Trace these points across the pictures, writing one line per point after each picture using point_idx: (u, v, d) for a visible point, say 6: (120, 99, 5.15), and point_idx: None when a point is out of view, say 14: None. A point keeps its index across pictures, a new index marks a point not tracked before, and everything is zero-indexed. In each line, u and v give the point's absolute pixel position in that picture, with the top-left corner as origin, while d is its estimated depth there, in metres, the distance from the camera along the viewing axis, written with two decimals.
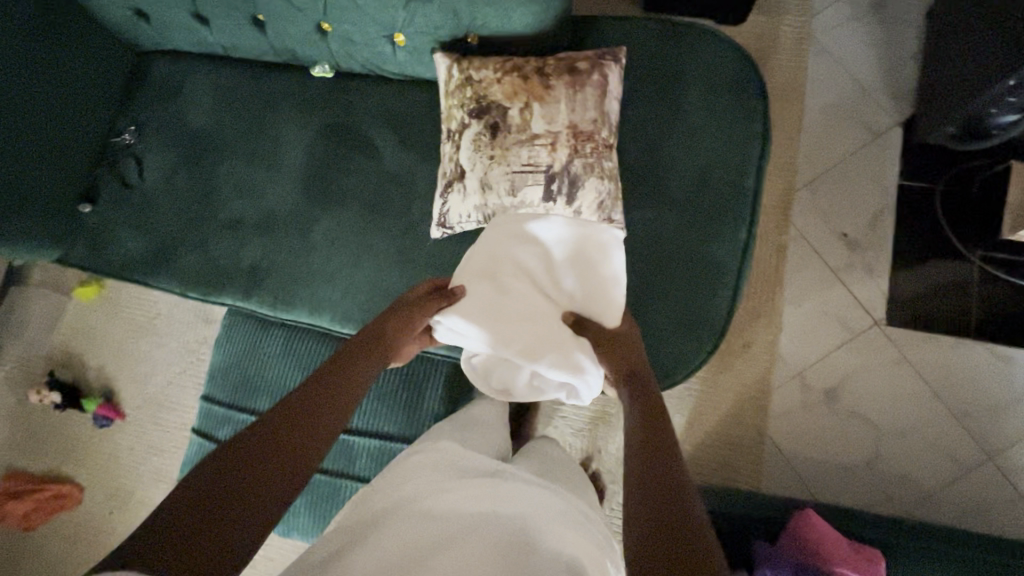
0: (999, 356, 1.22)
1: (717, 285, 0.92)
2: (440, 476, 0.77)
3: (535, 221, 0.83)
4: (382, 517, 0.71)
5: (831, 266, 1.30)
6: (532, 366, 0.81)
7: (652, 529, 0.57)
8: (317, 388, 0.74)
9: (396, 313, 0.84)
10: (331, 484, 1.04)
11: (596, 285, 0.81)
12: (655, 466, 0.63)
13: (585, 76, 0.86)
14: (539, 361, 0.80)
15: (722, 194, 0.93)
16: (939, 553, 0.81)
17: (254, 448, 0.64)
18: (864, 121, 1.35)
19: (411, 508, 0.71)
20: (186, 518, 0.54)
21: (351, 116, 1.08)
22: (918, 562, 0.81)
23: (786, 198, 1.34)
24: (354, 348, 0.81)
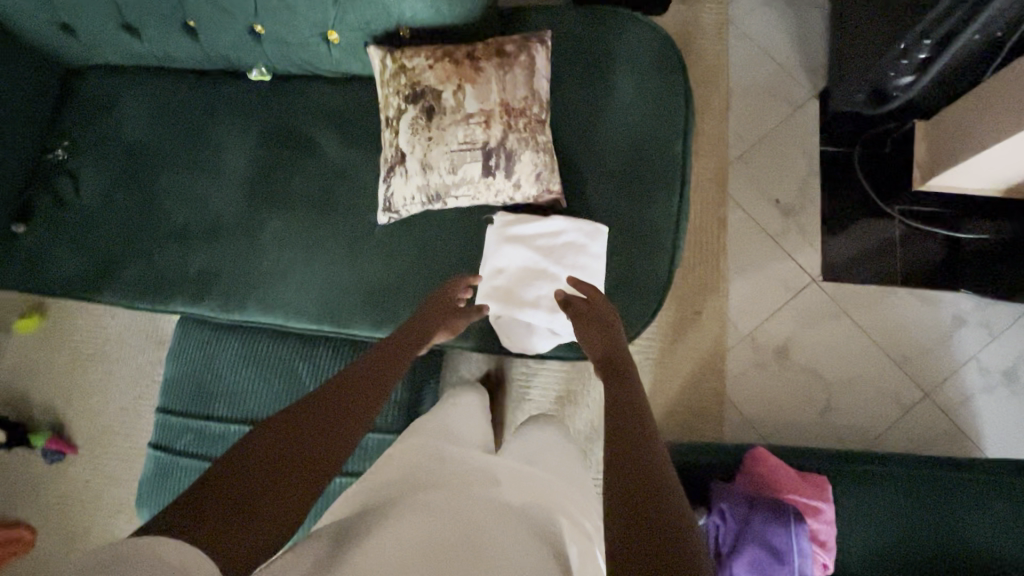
0: (925, 297, 1.31)
1: (657, 247, 0.96)
2: (445, 471, 0.70)
3: (522, 218, 0.90)
4: (384, 509, 0.62)
5: (769, 232, 1.38)
6: (554, 327, 0.87)
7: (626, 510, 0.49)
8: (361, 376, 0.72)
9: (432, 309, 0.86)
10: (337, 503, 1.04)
11: (582, 248, 0.88)
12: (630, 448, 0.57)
13: (512, 57, 0.90)
14: (558, 323, 0.87)
15: (654, 163, 0.99)
16: (884, 475, 0.85)
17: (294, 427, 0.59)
18: (784, 96, 1.44)
19: (422, 499, 0.63)
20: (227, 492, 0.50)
21: (292, 117, 1.08)
22: (864, 486, 0.85)
23: (721, 172, 1.42)
24: (396, 343, 0.80)
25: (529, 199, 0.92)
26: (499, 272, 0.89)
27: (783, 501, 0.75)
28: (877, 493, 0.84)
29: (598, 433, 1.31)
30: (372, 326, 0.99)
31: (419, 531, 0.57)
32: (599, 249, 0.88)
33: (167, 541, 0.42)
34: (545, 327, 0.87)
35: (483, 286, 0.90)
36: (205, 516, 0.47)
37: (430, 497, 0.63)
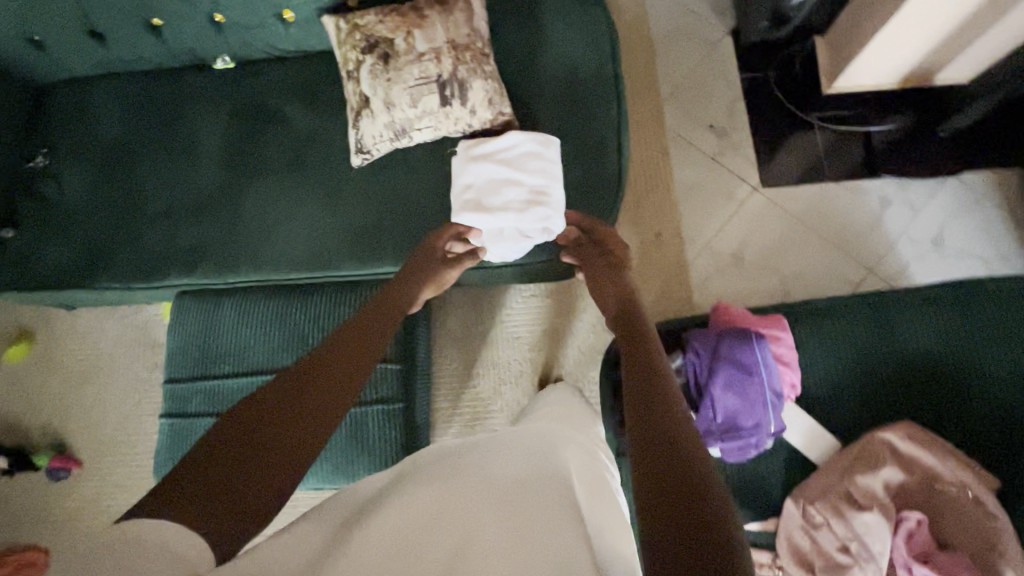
0: (853, 189, 1.46)
1: (606, 153, 1.08)
2: (467, 448, 0.68)
3: (481, 140, 1.00)
4: (394, 491, 0.59)
5: (708, 154, 1.52)
6: (525, 223, 0.96)
7: (651, 494, 0.45)
8: (356, 361, 0.73)
9: (414, 269, 0.97)
10: (353, 439, 1.07)
11: (538, 153, 0.98)
12: (650, 410, 0.55)
13: (452, 3, 1.01)
14: (527, 218, 0.96)
15: (592, 83, 1.11)
16: (839, 309, 0.95)
17: (286, 420, 0.61)
18: (701, 36, 1.61)
19: (432, 478, 0.60)
20: (221, 474, 0.54)
21: (258, 94, 1.17)
22: (827, 320, 0.94)
23: (658, 109, 1.56)
24: (387, 316, 0.87)
25: (486, 124, 1.02)
26: (468, 188, 0.99)
27: (746, 329, 0.85)
28: (836, 324, 0.94)
29: (586, 355, 1.39)
30: (360, 263, 1.06)
31: (421, 512, 0.54)
32: (551, 153, 0.99)
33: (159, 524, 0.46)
34: (512, 228, 0.97)
35: (457, 202, 0.99)
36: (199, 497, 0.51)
37: (447, 476, 0.60)
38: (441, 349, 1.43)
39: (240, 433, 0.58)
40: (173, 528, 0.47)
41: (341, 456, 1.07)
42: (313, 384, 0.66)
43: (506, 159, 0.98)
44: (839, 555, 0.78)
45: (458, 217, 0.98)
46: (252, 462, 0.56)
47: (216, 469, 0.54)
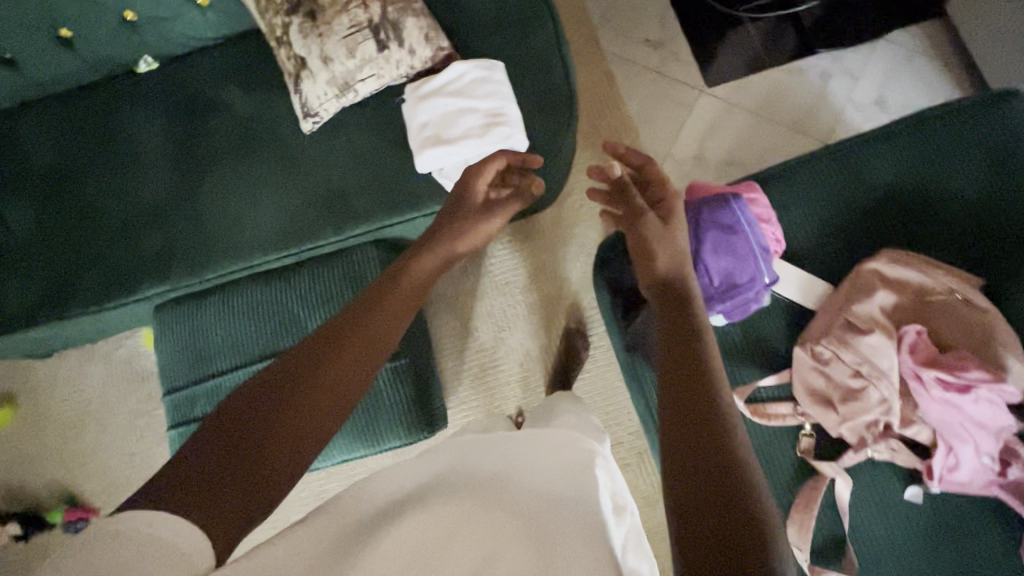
0: (792, 70, 1.50)
1: (551, 68, 1.08)
2: (492, 451, 0.63)
3: (427, 78, 1.00)
4: (412, 501, 0.56)
5: (650, 67, 1.54)
6: (488, 147, 0.96)
7: (690, 516, 0.47)
8: (359, 332, 0.58)
9: (451, 222, 0.78)
10: (368, 403, 1.06)
11: (485, 79, 0.99)
12: (690, 411, 0.52)
13: None
14: (490, 142, 0.96)
15: (522, 3, 1.10)
16: (805, 164, 0.97)
17: (289, 417, 0.50)
18: None
19: (454, 493, 0.56)
20: (217, 457, 0.47)
21: (190, 87, 1.13)
22: (797, 176, 0.96)
23: (592, 34, 1.57)
24: (393, 300, 0.63)
25: (428, 62, 1.01)
26: (425, 127, 0.98)
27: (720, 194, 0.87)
28: (806, 179, 0.96)
29: (577, 283, 1.41)
30: (334, 230, 1.04)
31: (437, 530, 0.52)
32: (498, 75, 1.00)
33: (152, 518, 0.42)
34: (476, 155, 0.97)
35: (416, 143, 0.99)
36: (196, 479, 0.46)
37: (470, 492, 0.56)
38: (435, 311, 1.43)
39: (231, 419, 0.50)
40: (176, 525, 0.42)
41: (358, 426, 1.06)
42: (310, 363, 0.54)
43: (456, 92, 0.98)
44: (853, 381, 0.82)
45: (421, 159, 0.98)
46: (249, 460, 0.48)
47: (209, 452, 0.48)
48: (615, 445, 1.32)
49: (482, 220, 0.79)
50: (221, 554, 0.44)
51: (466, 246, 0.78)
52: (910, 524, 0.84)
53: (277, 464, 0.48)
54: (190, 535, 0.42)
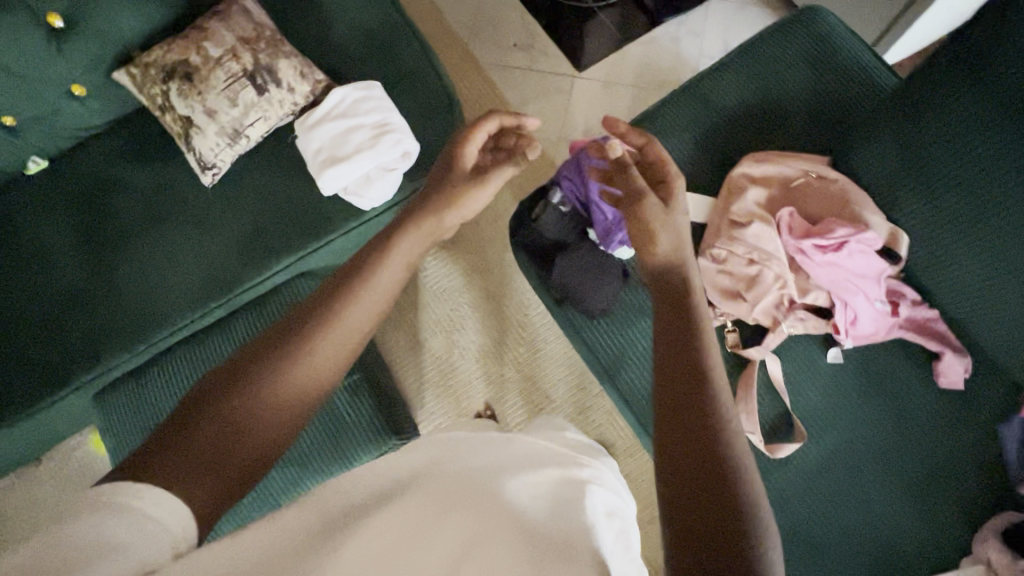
0: (647, 41, 1.67)
1: (425, 78, 1.17)
2: (495, 447, 0.61)
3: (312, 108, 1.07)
4: (388, 496, 0.53)
5: (524, 67, 1.67)
6: (382, 154, 1.03)
7: (682, 495, 0.50)
8: (328, 327, 0.60)
9: (441, 191, 0.77)
10: (332, 427, 1.08)
11: (366, 96, 1.07)
12: (682, 405, 0.55)
13: (227, 10, 1.08)
14: (383, 150, 1.03)
15: (385, 27, 1.19)
16: (666, 104, 1.09)
17: (267, 416, 0.54)
18: None
19: (436, 482, 0.54)
20: (193, 445, 0.51)
21: (85, 175, 1.15)
22: (662, 114, 1.07)
23: (465, 50, 1.69)
24: (345, 326, 0.60)
25: (309, 96, 1.08)
26: (320, 151, 1.04)
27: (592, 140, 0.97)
28: (670, 116, 1.08)
29: (510, 271, 1.48)
30: (258, 270, 1.07)
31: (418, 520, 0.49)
32: (376, 90, 1.08)
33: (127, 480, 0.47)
34: (375, 167, 1.04)
35: (315, 167, 1.04)
36: (166, 457, 0.50)
37: (455, 482, 0.54)
38: (383, 333, 1.45)
39: (197, 412, 0.54)
40: (151, 495, 0.45)
41: (330, 452, 1.06)
42: (279, 357, 0.57)
43: (341, 113, 1.05)
44: (749, 269, 0.91)
45: (323, 180, 1.03)
46: (223, 449, 0.52)
47: (182, 440, 0.51)
48: (584, 410, 1.37)
49: (470, 186, 0.77)
50: (194, 532, 0.47)
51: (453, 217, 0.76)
52: (836, 382, 0.94)
53: (231, 478, 0.51)
54: (172, 511, 0.45)
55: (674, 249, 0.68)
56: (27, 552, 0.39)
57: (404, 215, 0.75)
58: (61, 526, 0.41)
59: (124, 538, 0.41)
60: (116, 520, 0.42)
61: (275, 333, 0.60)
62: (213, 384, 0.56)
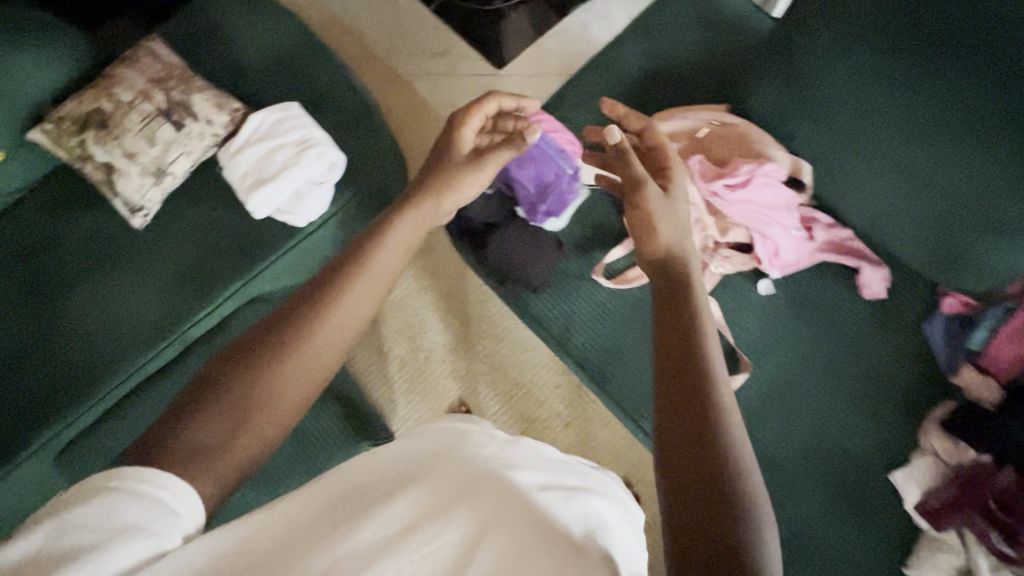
0: (558, 32, 1.73)
1: (341, 92, 1.20)
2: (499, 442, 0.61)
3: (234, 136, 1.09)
4: (398, 481, 0.56)
5: (445, 73, 1.72)
6: (309, 170, 1.06)
7: (676, 495, 0.49)
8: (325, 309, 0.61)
9: (444, 175, 0.79)
10: (303, 444, 1.08)
11: (285, 117, 1.09)
12: (680, 402, 0.53)
13: (133, 55, 1.10)
14: (308, 165, 1.06)
15: (294, 50, 1.22)
16: (573, 81, 1.14)
17: (270, 400, 0.57)
18: None
19: (438, 478, 0.55)
20: (199, 426, 0.54)
21: (14, 239, 1.14)
22: (571, 91, 1.12)
23: (386, 66, 1.73)
24: (348, 302, 0.61)
25: (228, 126, 1.10)
26: (247, 176, 1.06)
27: None
28: (579, 91, 1.12)
29: (462, 269, 1.50)
30: (204, 301, 1.08)
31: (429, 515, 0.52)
32: (294, 110, 1.11)
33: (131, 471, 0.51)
34: (303, 182, 1.06)
35: (244, 192, 1.06)
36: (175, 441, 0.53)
37: (472, 484, 0.55)
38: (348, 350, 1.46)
39: (204, 395, 0.56)
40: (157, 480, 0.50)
41: (305, 469, 1.06)
42: (277, 339, 0.59)
43: (262, 137, 1.08)
44: None
45: (253, 204, 1.05)
46: (231, 431, 0.55)
47: (189, 420, 0.55)
48: (555, 389, 1.40)
49: (466, 171, 0.80)
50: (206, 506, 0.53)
51: (451, 201, 0.79)
52: (771, 312, 0.98)
53: (238, 464, 0.55)
54: (179, 495, 0.51)
55: (674, 236, 0.68)
56: (52, 525, 0.47)
57: (407, 193, 0.77)
58: (82, 506, 0.48)
59: (134, 524, 0.48)
60: (127, 506, 0.49)
61: (273, 320, 0.61)
62: (219, 365, 0.58)
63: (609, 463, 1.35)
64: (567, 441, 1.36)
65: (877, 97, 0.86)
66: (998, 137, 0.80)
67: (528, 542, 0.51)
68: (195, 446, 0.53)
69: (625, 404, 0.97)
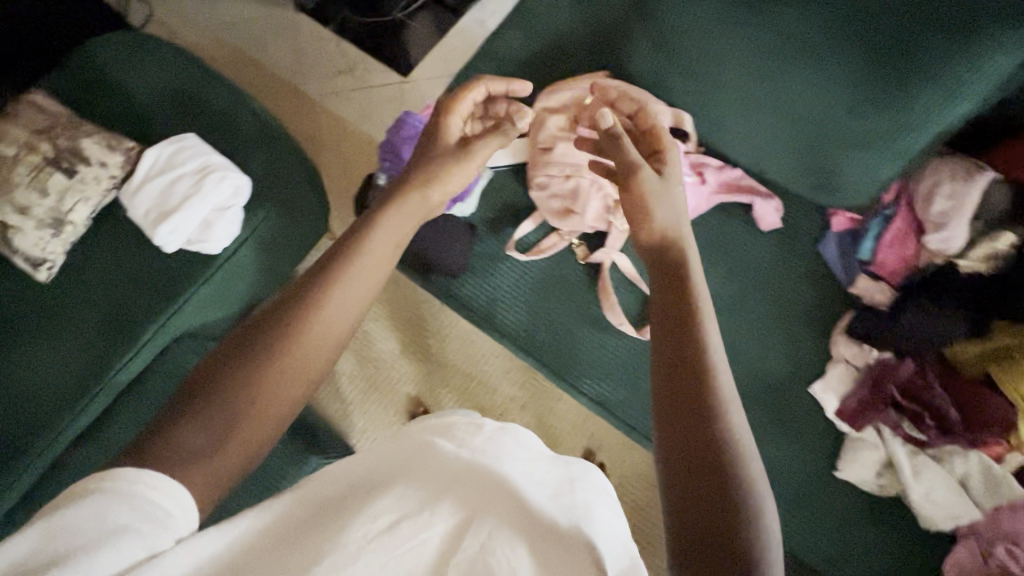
0: (457, 33, 1.75)
1: (238, 119, 1.20)
2: (484, 434, 0.66)
3: (131, 175, 1.08)
4: (376, 483, 0.59)
5: (353, 89, 1.72)
6: (212, 195, 1.05)
7: (680, 490, 0.52)
8: (311, 314, 0.61)
9: (431, 166, 0.82)
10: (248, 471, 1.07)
11: (181, 147, 1.09)
12: (684, 404, 0.55)
13: (13, 110, 1.08)
14: (210, 191, 1.05)
15: (184, 83, 1.21)
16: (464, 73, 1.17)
17: (266, 410, 0.58)
18: (274, 21, 1.80)
19: (424, 480, 0.59)
20: (195, 434, 0.55)
21: None
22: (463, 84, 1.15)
23: (293, 90, 1.73)
24: (337, 300, 0.63)
25: (124, 166, 1.09)
26: (151, 212, 1.05)
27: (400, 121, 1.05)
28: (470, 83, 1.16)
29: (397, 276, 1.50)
30: (123, 347, 1.05)
31: (406, 507, 0.55)
32: (189, 139, 1.10)
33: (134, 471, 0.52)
34: (210, 210, 1.06)
35: (150, 229, 1.05)
36: (166, 448, 0.54)
37: (455, 483, 0.59)
38: None
39: (196, 395, 0.57)
40: (161, 480, 0.52)
41: (257, 496, 1.04)
42: (262, 347, 0.59)
43: (160, 171, 1.07)
44: (569, 183, 1.00)
45: (161, 239, 1.04)
46: (225, 440, 0.56)
47: (183, 419, 0.56)
48: (505, 376, 1.42)
49: (456, 159, 0.84)
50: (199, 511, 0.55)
51: (439, 191, 0.81)
52: None
53: (228, 467, 0.56)
54: (174, 498, 0.52)
55: (669, 221, 0.71)
56: (41, 528, 0.47)
57: (393, 189, 0.79)
58: (72, 509, 0.49)
59: (127, 525, 0.49)
60: (119, 508, 0.49)
61: (265, 320, 0.62)
62: (212, 368, 0.59)
63: (571, 435, 1.37)
64: (527, 422, 1.39)
65: (739, 50, 0.88)
66: (840, 80, 0.82)
67: (520, 529, 0.55)
68: (191, 447, 0.55)
69: (558, 369, 1.00)
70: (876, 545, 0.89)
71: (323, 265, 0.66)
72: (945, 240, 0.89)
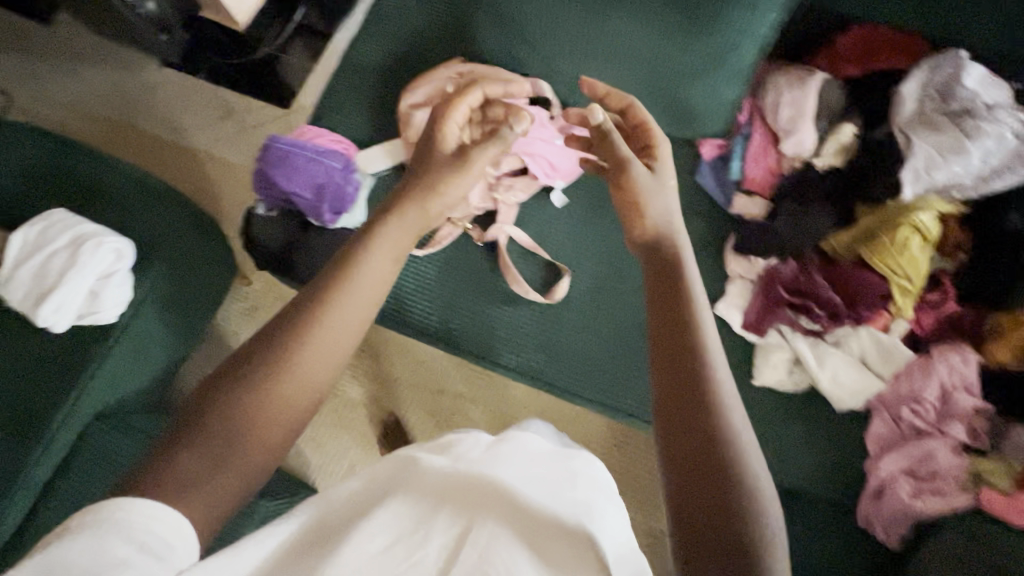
0: (331, 53, 1.68)
1: (112, 188, 1.17)
2: (482, 448, 0.74)
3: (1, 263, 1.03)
4: (382, 494, 0.65)
5: (238, 131, 1.66)
6: (91, 263, 1.01)
7: (685, 497, 0.51)
8: (302, 337, 0.59)
9: (427, 177, 0.78)
10: None
11: (49, 223, 1.05)
12: (684, 408, 0.54)
13: None
14: (88, 259, 1.01)
15: (44, 162, 1.16)
16: (330, 88, 1.15)
17: (264, 440, 0.56)
18: (136, 76, 1.69)
19: (423, 495, 0.64)
20: (189, 461, 0.52)
21: None
22: (330, 98, 1.14)
23: (175, 145, 1.66)
24: (316, 337, 0.59)
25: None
26: (30, 295, 1.01)
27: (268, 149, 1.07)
28: (337, 95, 1.14)
29: None
30: (30, 443, 1.00)
31: (413, 513, 0.61)
32: (57, 213, 1.06)
33: (123, 504, 0.49)
34: (93, 279, 1.02)
35: (33, 313, 1.00)
36: (157, 476, 0.51)
37: (461, 486, 0.66)
38: None
39: (191, 423, 0.55)
40: (152, 510, 0.49)
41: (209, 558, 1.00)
42: (258, 376, 0.57)
43: (31, 252, 1.02)
44: None
45: (47, 320, 1.00)
46: (219, 465, 0.53)
47: (175, 449, 0.53)
48: (452, 377, 1.40)
49: (452, 171, 0.79)
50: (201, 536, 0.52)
51: (438, 202, 0.77)
52: (571, 221, 1.05)
53: (223, 498, 0.53)
54: (173, 526, 0.49)
55: (658, 213, 0.72)
56: (40, 563, 0.45)
57: (390, 203, 0.75)
58: (69, 542, 0.46)
59: (126, 559, 0.46)
60: (114, 540, 0.47)
61: (265, 342, 0.59)
62: (205, 396, 0.56)
63: (526, 417, 1.37)
64: (480, 415, 1.37)
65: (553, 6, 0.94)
66: (637, 28, 0.90)
67: (523, 534, 0.61)
68: (188, 476, 0.52)
69: (480, 351, 1.01)
70: (807, 441, 0.92)
71: (312, 302, 0.61)
72: (797, 143, 0.95)
